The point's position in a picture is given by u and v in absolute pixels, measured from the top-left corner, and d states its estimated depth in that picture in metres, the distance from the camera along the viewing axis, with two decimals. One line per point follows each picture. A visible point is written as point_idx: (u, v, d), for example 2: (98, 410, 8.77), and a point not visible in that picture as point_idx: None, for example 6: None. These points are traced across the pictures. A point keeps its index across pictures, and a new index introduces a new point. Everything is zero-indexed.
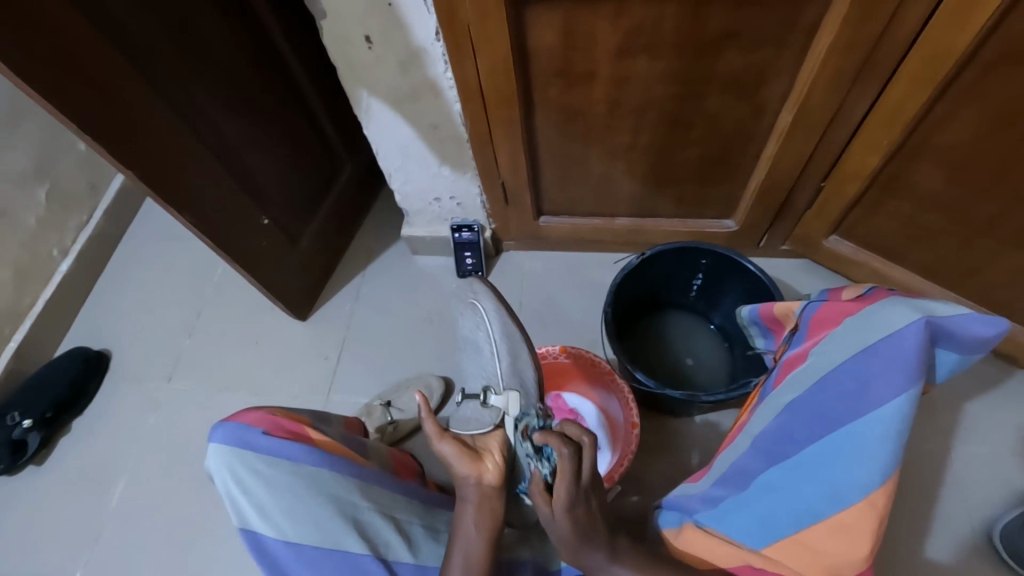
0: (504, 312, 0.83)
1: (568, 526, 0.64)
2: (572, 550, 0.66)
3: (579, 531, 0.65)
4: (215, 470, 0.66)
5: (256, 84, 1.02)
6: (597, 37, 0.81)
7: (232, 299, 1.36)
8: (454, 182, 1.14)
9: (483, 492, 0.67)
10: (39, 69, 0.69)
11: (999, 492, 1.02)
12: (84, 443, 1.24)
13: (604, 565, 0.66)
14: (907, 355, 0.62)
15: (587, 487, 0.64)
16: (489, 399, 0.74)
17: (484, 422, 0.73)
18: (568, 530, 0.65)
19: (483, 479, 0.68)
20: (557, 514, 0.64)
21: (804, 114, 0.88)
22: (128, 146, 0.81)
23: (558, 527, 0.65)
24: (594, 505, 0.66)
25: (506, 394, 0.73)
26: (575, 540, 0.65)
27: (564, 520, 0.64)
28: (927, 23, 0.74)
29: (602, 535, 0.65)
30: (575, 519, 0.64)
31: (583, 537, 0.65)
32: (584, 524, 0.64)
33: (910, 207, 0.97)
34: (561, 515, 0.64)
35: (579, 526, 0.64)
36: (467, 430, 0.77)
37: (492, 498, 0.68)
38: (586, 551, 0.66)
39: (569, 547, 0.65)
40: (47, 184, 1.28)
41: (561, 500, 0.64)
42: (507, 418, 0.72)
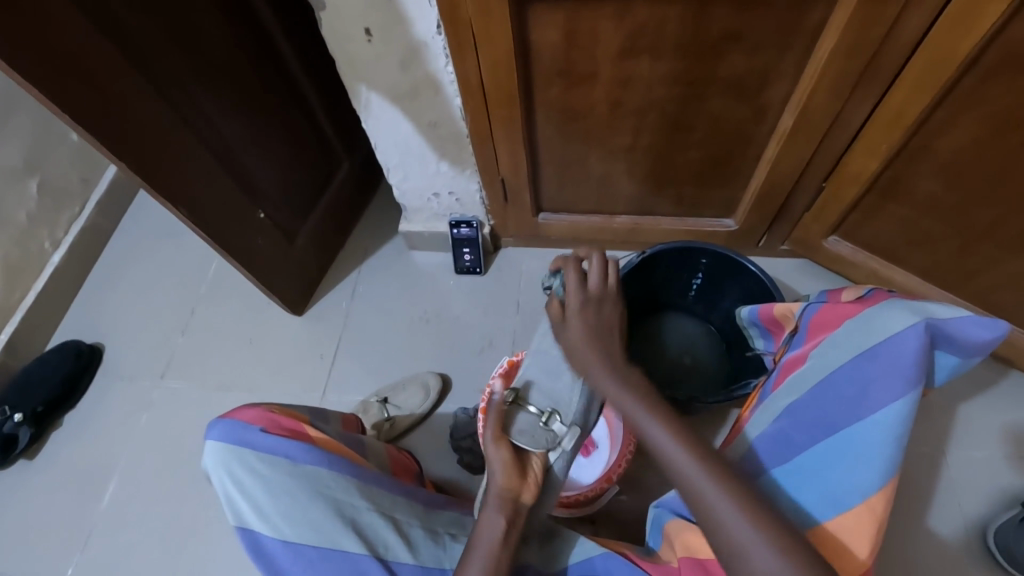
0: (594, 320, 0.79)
1: (584, 334, 0.73)
2: (581, 355, 0.72)
3: (594, 333, 0.73)
4: (214, 468, 0.67)
5: (252, 79, 1.01)
6: (600, 36, 0.80)
7: (228, 294, 1.35)
8: (453, 179, 1.13)
9: (510, 504, 0.70)
10: (30, 63, 0.67)
11: (993, 494, 1.03)
12: (75, 439, 1.22)
13: (605, 376, 0.71)
14: (906, 358, 0.63)
15: (600, 298, 0.75)
16: (552, 422, 0.74)
17: (538, 442, 0.73)
18: (583, 333, 0.73)
19: (515, 493, 0.71)
20: (571, 318, 0.74)
21: (806, 116, 0.88)
22: (122, 141, 0.79)
23: (572, 335, 0.74)
24: (608, 316, 0.75)
25: (572, 427, 0.74)
26: (593, 356, 0.72)
27: (578, 322, 0.74)
28: (931, 28, 0.73)
29: (617, 352, 0.73)
30: (588, 322, 0.73)
31: (602, 353, 0.71)
32: (595, 328, 0.73)
33: (907, 211, 0.98)
34: (573, 313, 0.74)
35: (592, 331, 0.73)
36: (515, 437, 0.74)
37: (515, 511, 0.71)
38: (610, 373, 0.71)
39: (575, 346, 0.73)
40: (38, 177, 1.26)
41: (574, 313, 0.74)
42: (557, 448, 0.74)
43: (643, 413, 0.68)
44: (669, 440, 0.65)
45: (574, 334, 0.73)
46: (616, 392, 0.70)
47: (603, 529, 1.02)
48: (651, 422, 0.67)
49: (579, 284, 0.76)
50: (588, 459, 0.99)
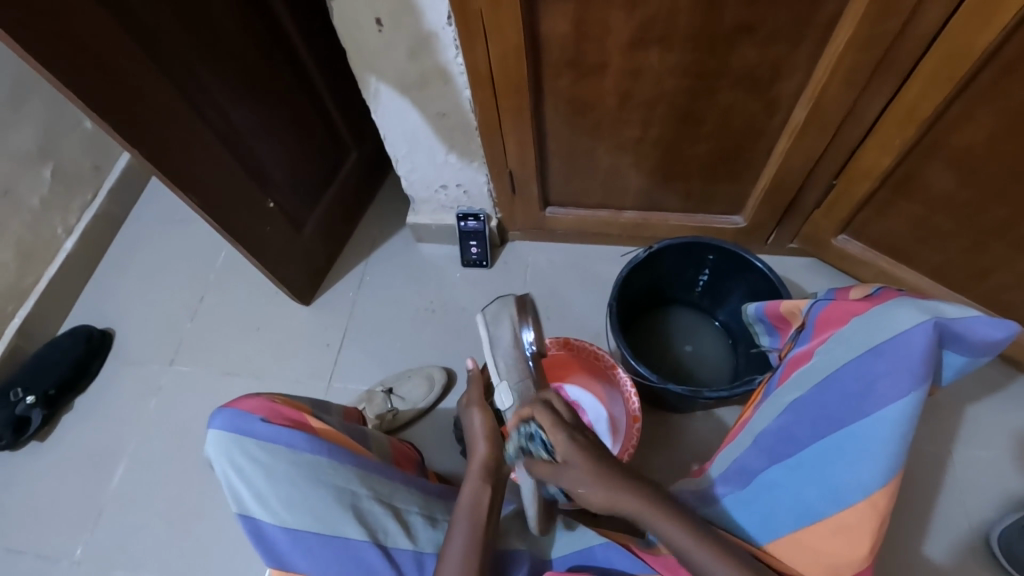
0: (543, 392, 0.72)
1: (590, 476, 0.64)
2: (596, 491, 0.64)
3: (601, 471, 0.64)
4: (215, 457, 0.68)
5: (263, 66, 1.01)
6: (610, 27, 0.80)
7: (236, 283, 1.36)
8: (460, 171, 1.13)
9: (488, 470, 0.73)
10: (43, 46, 0.68)
11: (999, 497, 1.02)
12: (84, 423, 1.24)
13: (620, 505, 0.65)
14: (912, 358, 0.60)
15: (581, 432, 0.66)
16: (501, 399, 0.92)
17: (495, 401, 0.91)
18: (588, 471, 0.64)
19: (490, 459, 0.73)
20: (573, 464, 0.64)
21: (818, 111, 0.87)
22: (133, 126, 0.80)
23: (579, 477, 0.64)
24: (594, 439, 0.66)
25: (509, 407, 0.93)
26: (594, 485, 0.64)
27: (581, 469, 0.64)
28: (949, 20, 0.72)
29: (618, 469, 0.65)
30: (584, 449, 0.65)
31: (606, 477, 0.64)
32: (597, 462, 0.64)
33: (920, 208, 0.96)
34: (573, 458, 0.64)
35: (595, 465, 0.64)
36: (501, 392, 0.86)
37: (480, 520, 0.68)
38: (612, 487, 0.64)
39: (588, 474, 0.64)
40: (51, 164, 1.28)
41: (572, 454, 0.64)
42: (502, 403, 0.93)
43: (645, 511, 0.64)
44: (666, 529, 0.63)
45: (578, 479, 0.64)
46: (617, 497, 0.64)
47: (605, 522, 1.02)
48: (660, 522, 0.63)
49: (570, 449, 0.64)
50: None
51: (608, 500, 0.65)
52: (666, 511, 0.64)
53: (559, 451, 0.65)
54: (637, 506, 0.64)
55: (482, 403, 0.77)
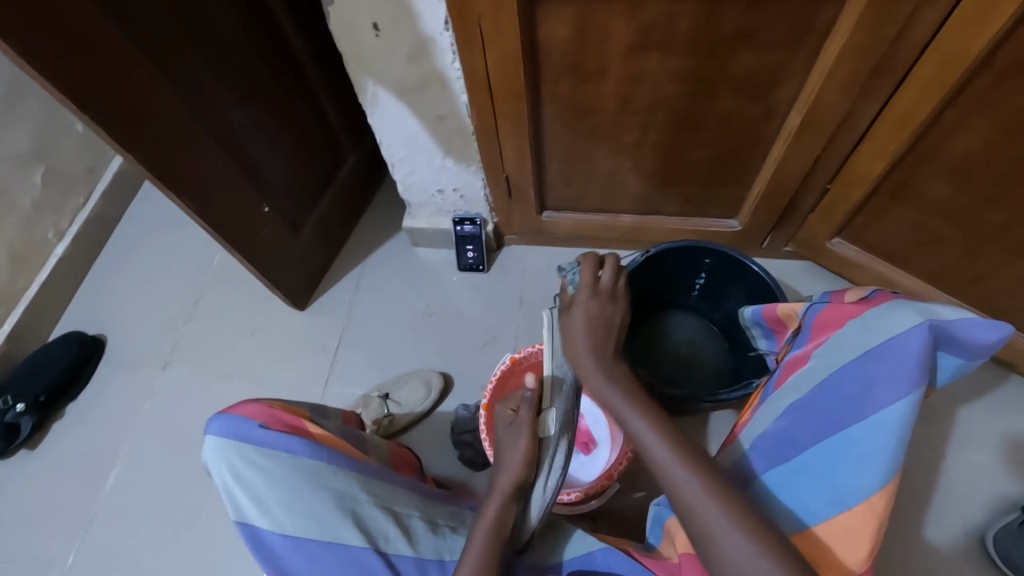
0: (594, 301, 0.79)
1: (584, 328, 0.76)
2: (576, 346, 0.76)
3: (591, 328, 0.76)
4: (213, 463, 0.67)
5: (260, 70, 1.01)
6: (609, 32, 0.80)
7: (232, 287, 1.35)
8: (458, 175, 1.14)
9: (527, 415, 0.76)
10: (39, 50, 0.67)
11: (993, 498, 1.03)
12: (76, 430, 1.22)
13: (598, 379, 0.73)
14: (909, 359, 0.61)
15: (604, 293, 0.79)
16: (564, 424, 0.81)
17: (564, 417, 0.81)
18: (583, 323, 0.77)
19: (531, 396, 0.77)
20: (577, 308, 0.79)
21: (813, 115, 0.88)
22: (129, 129, 0.79)
23: (570, 324, 0.78)
24: (613, 311, 0.78)
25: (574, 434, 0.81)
26: (587, 351, 0.75)
27: (580, 310, 0.78)
28: (941, 27, 0.73)
29: (611, 345, 0.76)
30: (592, 300, 0.79)
31: (598, 347, 0.75)
32: (594, 323, 0.76)
33: (915, 213, 0.98)
34: (579, 303, 0.79)
35: (590, 319, 0.77)
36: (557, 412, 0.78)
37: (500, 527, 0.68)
38: (591, 341, 0.75)
39: (588, 308, 0.78)
40: (44, 166, 1.26)
41: (581, 303, 0.79)
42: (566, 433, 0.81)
43: (639, 422, 0.69)
44: (646, 434, 0.67)
45: (573, 319, 0.78)
46: (595, 375, 0.74)
47: (603, 525, 1.02)
48: (646, 430, 0.68)
49: (583, 303, 0.79)
50: (589, 456, 1.02)
51: (596, 385, 0.74)
52: (650, 423, 0.68)
53: (578, 296, 0.80)
54: (634, 416, 0.69)
55: (529, 428, 0.74)
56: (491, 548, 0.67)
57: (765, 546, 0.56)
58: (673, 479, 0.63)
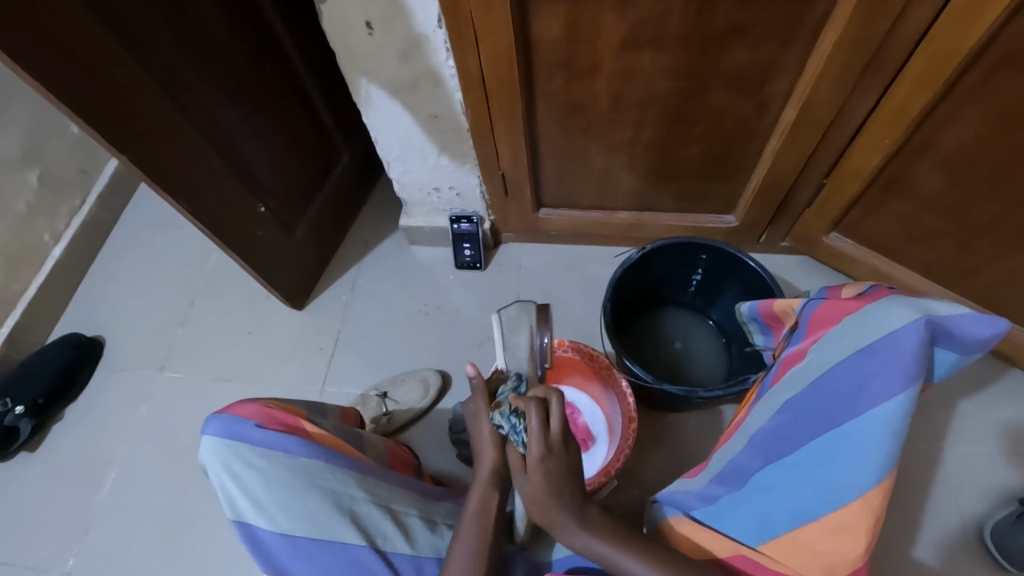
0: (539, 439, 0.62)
1: (546, 489, 0.62)
2: (543, 508, 0.63)
3: (556, 493, 0.62)
4: (210, 462, 0.67)
5: (252, 70, 1.00)
6: (601, 28, 0.79)
7: (228, 287, 1.35)
8: (453, 173, 1.13)
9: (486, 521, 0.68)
10: (28, 53, 0.67)
11: (991, 492, 1.03)
12: (75, 432, 1.23)
13: (576, 533, 0.64)
14: (905, 355, 0.61)
15: (558, 449, 0.63)
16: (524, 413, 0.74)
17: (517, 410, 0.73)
18: (541, 490, 0.63)
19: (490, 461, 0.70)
20: (531, 472, 0.62)
21: (808, 110, 0.87)
22: (120, 131, 0.79)
23: (527, 488, 0.63)
24: (570, 461, 0.63)
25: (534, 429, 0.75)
26: (547, 511, 0.63)
27: (538, 477, 0.62)
28: (935, 20, 0.73)
29: (576, 498, 0.63)
30: (552, 475, 0.62)
31: (563, 508, 0.63)
32: (556, 488, 0.62)
33: (911, 207, 0.97)
34: (532, 467, 0.62)
35: (553, 481, 0.62)
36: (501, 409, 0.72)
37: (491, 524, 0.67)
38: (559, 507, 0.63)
39: (548, 480, 0.62)
40: (38, 170, 1.27)
41: (536, 465, 0.62)
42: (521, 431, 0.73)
43: (635, 565, 0.63)
44: (646, 575, 0.62)
45: (530, 485, 0.63)
46: (568, 530, 0.64)
47: None
48: (644, 573, 0.62)
49: (539, 458, 0.62)
50: (588, 453, 1.03)
51: (570, 536, 0.64)
52: (632, 550, 0.63)
53: (529, 453, 0.63)
54: (628, 561, 0.63)
55: (486, 411, 0.70)
56: (485, 545, 0.67)
57: None
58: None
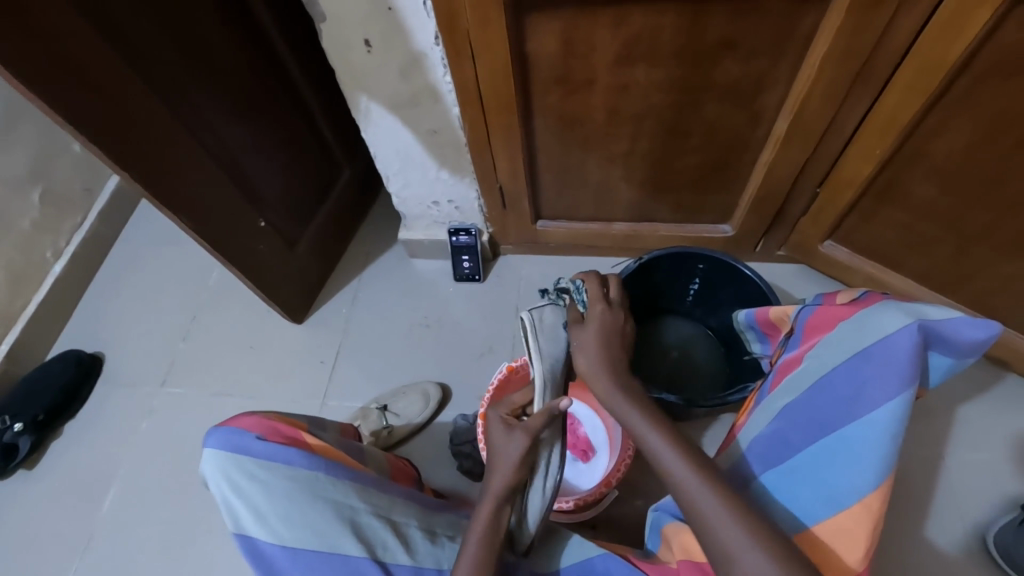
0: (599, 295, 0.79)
1: (602, 339, 0.75)
2: (590, 359, 0.74)
3: (608, 344, 0.75)
4: (212, 475, 0.67)
5: (254, 87, 1.02)
6: (595, 44, 0.82)
7: (229, 302, 1.36)
8: (451, 187, 1.15)
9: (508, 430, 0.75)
10: (36, 73, 0.68)
11: (993, 497, 1.03)
12: (74, 448, 1.22)
13: (612, 394, 0.71)
14: (901, 359, 0.62)
15: (615, 309, 0.78)
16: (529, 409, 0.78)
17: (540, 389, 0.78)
18: (596, 338, 0.75)
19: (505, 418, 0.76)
20: (590, 323, 0.76)
21: (800, 121, 0.89)
22: (124, 148, 0.80)
23: (582, 337, 0.75)
24: (624, 327, 0.78)
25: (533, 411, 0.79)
26: (596, 363, 0.74)
27: (596, 326, 0.76)
28: (920, 33, 0.75)
29: (621, 359, 0.75)
30: (607, 325, 0.76)
31: (607, 361, 0.73)
32: (609, 338, 0.75)
33: (904, 215, 0.99)
34: (595, 315, 0.77)
35: (606, 334, 0.75)
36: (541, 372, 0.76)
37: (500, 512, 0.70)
38: (602, 359, 0.74)
39: (603, 330, 0.76)
40: (41, 188, 1.28)
41: (596, 318, 0.77)
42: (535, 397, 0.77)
43: (659, 440, 0.67)
44: (667, 452, 0.66)
45: (587, 334, 0.75)
46: (607, 386, 0.72)
47: (604, 533, 1.01)
48: (665, 448, 0.66)
49: (601, 308, 0.77)
50: (588, 464, 1.02)
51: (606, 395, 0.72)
52: (661, 428, 0.68)
53: (592, 308, 0.78)
54: (653, 434, 0.67)
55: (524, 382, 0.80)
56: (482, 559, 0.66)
57: (762, 540, 0.57)
58: (693, 496, 0.62)
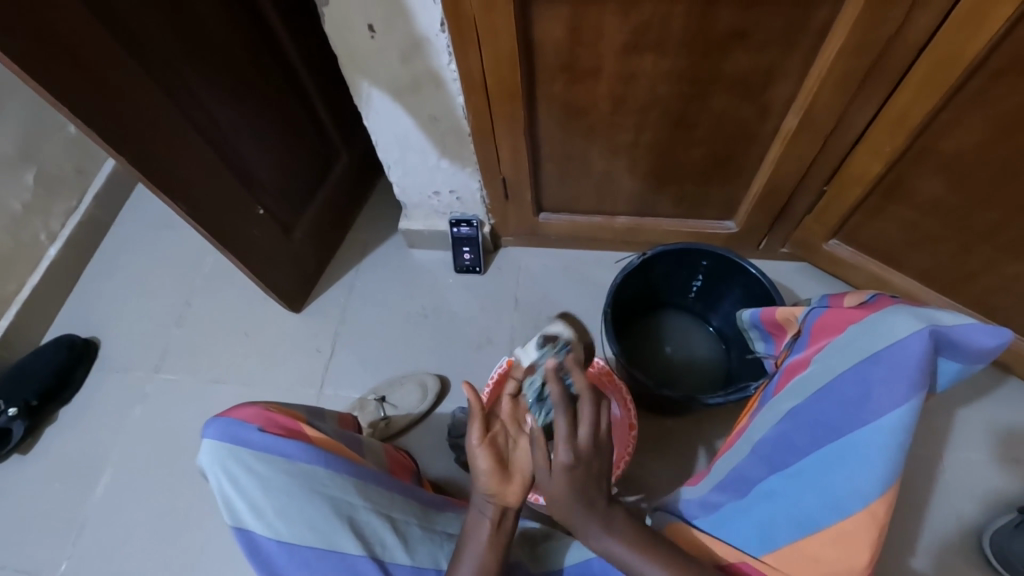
0: (566, 445, 0.64)
1: (569, 494, 0.63)
2: (565, 514, 0.65)
3: (580, 496, 0.64)
4: (208, 465, 0.66)
5: (252, 69, 1.00)
6: (603, 32, 0.79)
7: (225, 288, 1.34)
8: (453, 176, 1.13)
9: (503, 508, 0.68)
10: (26, 50, 0.66)
11: (990, 498, 1.03)
12: (68, 434, 1.21)
13: (596, 534, 0.65)
14: (910, 364, 0.60)
15: (586, 457, 0.64)
16: None
17: None
18: (570, 494, 0.64)
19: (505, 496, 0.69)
20: (557, 477, 0.64)
21: (810, 116, 0.88)
22: (118, 131, 0.78)
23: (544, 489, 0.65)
24: (597, 469, 0.65)
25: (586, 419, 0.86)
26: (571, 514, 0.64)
27: (561, 483, 0.64)
28: (938, 29, 0.73)
29: (600, 504, 0.64)
30: (576, 481, 0.63)
31: (584, 509, 0.64)
32: (584, 492, 0.64)
33: (912, 214, 0.97)
34: (559, 473, 0.63)
35: (579, 486, 0.64)
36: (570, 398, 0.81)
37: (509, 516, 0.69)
38: (573, 510, 0.64)
39: (574, 486, 0.63)
40: (34, 168, 1.25)
41: (558, 470, 0.64)
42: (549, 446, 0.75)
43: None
44: None
45: (552, 487, 0.64)
46: (592, 532, 0.65)
47: None
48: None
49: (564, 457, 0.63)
50: None
51: (595, 540, 0.65)
52: (635, 545, 0.64)
53: (556, 457, 0.64)
54: (654, 570, 0.62)
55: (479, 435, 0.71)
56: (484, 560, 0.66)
57: None
58: None
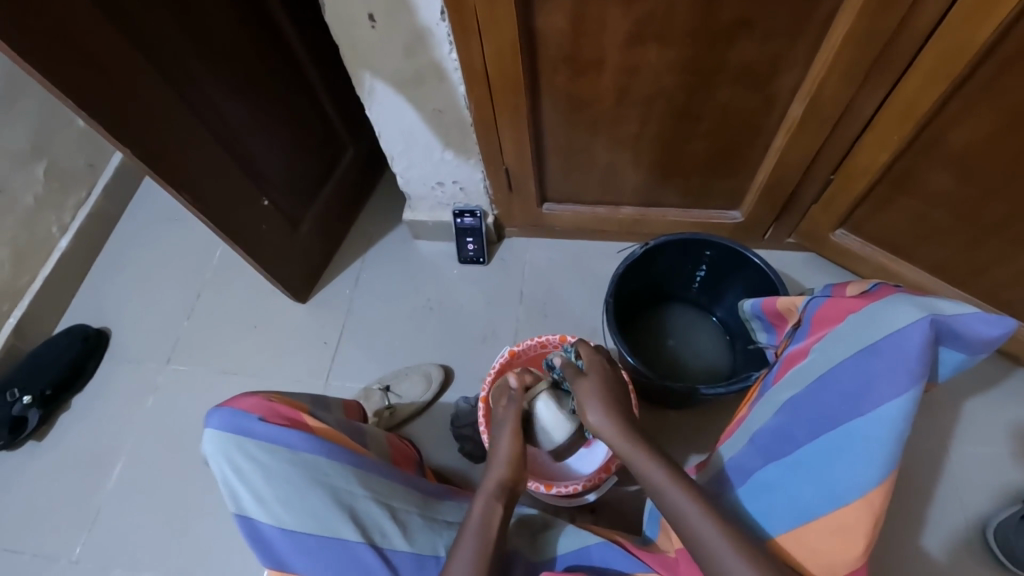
0: (590, 356, 0.85)
1: (598, 393, 0.78)
2: (592, 408, 0.77)
3: (607, 393, 0.78)
4: (213, 456, 0.68)
5: (256, 62, 1.00)
6: (606, 23, 0.79)
7: (233, 280, 1.36)
8: (457, 167, 1.13)
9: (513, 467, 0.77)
10: (33, 46, 0.67)
11: (996, 491, 1.03)
12: (81, 422, 1.24)
13: (615, 438, 0.74)
14: (911, 353, 0.60)
15: (610, 366, 0.84)
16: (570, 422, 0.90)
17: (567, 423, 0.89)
18: (597, 390, 0.79)
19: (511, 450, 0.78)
20: (589, 374, 0.81)
21: (815, 106, 0.87)
22: (124, 126, 0.79)
23: (587, 384, 0.80)
24: (620, 386, 0.81)
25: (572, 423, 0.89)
26: (607, 413, 0.76)
27: (592, 380, 0.80)
28: (946, 16, 0.71)
29: (623, 411, 0.77)
30: (604, 380, 0.80)
31: (609, 410, 0.76)
32: (609, 391, 0.78)
33: (920, 204, 0.96)
34: (591, 370, 0.82)
35: (604, 387, 0.79)
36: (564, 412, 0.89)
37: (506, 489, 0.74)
38: (603, 409, 0.76)
39: (603, 386, 0.79)
40: (45, 162, 1.27)
41: (594, 370, 0.82)
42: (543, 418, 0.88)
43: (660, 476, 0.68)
44: (669, 487, 0.66)
45: (584, 387, 0.80)
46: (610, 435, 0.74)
47: (603, 517, 1.02)
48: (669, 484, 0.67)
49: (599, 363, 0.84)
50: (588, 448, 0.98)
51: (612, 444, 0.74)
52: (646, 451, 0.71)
53: (588, 362, 0.84)
54: (659, 476, 0.68)
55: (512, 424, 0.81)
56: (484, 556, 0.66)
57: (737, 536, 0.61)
58: (691, 523, 0.63)
